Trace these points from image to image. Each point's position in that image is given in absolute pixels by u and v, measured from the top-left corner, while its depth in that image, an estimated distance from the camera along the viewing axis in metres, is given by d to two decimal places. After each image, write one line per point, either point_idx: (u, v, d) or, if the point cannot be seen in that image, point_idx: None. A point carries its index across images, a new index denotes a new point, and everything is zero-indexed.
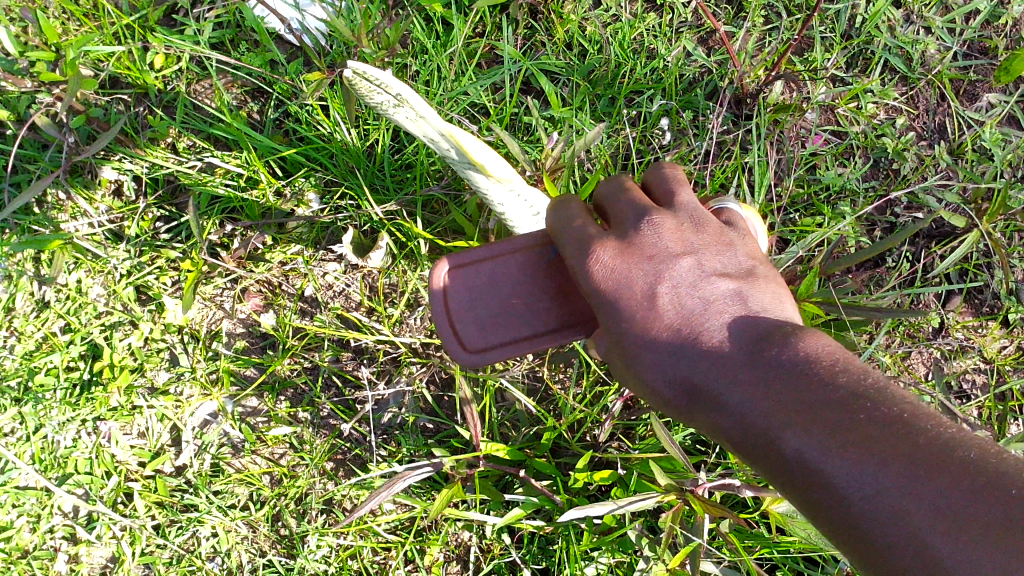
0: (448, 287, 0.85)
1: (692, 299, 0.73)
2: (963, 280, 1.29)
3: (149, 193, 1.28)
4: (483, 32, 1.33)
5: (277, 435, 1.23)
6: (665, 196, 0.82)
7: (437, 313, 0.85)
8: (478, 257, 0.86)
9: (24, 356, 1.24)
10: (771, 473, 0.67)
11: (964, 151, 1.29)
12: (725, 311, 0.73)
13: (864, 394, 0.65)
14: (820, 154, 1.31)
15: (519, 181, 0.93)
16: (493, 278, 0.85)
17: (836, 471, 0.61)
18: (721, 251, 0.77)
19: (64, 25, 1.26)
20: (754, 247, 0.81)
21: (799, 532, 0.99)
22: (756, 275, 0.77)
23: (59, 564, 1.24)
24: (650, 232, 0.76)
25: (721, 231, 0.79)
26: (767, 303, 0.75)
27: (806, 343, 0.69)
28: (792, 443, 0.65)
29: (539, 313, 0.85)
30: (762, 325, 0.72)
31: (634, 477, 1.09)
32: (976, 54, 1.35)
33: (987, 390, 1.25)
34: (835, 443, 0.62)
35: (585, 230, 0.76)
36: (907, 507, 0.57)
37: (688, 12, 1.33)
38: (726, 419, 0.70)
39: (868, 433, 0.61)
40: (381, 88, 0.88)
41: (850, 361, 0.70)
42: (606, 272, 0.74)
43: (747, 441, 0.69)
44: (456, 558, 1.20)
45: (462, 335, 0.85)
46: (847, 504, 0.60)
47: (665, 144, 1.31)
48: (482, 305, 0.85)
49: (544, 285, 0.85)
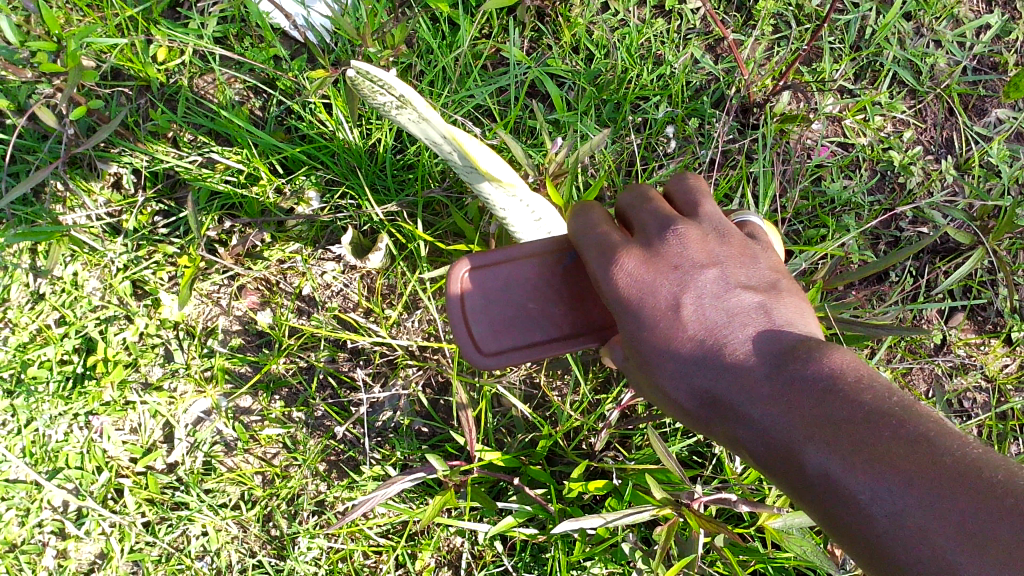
0: (466, 290, 0.83)
1: (717, 311, 0.71)
2: (966, 297, 1.27)
3: (149, 186, 1.27)
4: (490, 34, 1.32)
5: (270, 434, 1.22)
6: (687, 206, 0.81)
7: (452, 313, 0.83)
8: (495, 259, 0.84)
9: (17, 347, 1.23)
10: (790, 486, 0.67)
11: (971, 166, 1.29)
12: (749, 323, 0.71)
13: (889, 411, 0.64)
14: (825, 166, 1.30)
15: (524, 188, 0.87)
16: (510, 281, 0.83)
17: (859, 488, 0.61)
18: (745, 263, 0.75)
19: (67, 16, 1.25)
20: (776, 260, 0.79)
21: (795, 548, 0.98)
22: (779, 289, 0.75)
23: (47, 559, 1.23)
24: (675, 242, 0.74)
25: (744, 243, 0.77)
26: (791, 318, 0.73)
27: (831, 357, 0.68)
28: (815, 459, 0.64)
29: (553, 319, 0.83)
30: (787, 339, 0.70)
31: (628, 488, 1.07)
32: (985, 70, 1.34)
33: (988, 408, 1.24)
34: (860, 459, 0.62)
35: (608, 238, 0.75)
36: (931, 528, 0.57)
37: (696, 19, 1.32)
38: (746, 431, 0.69)
39: (892, 450, 0.61)
40: (384, 89, 0.82)
41: (874, 377, 0.69)
42: (630, 280, 0.71)
43: (768, 454, 0.68)
44: (446, 564, 1.18)
45: (476, 336, 0.83)
46: (869, 522, 0.60)
47: (670, 152, 1.29)
48: (497, 307, 0.83)
49: (561, 290, 0.83)
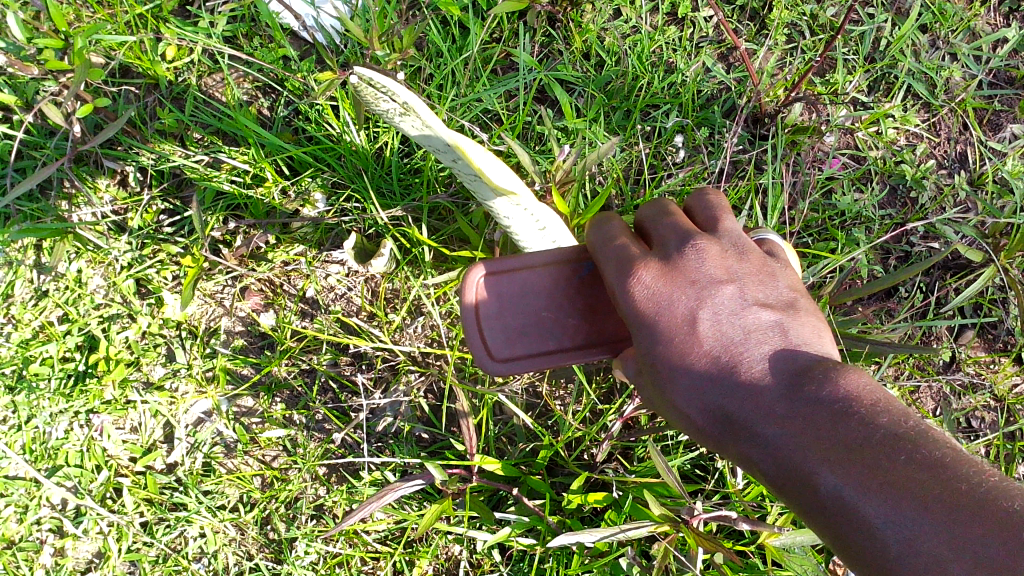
0: (481, 296, 0.81)
1: (732, 327, 0.70)
2: (977, 315, 1.25)
3: (154, 185, 1.27)
4: (500, 38, 1.31)
5: (270, 437, 1.22)
6: (707, 221, 0.80)
7: (466, 317, 0.81)
8: (512, 264, 0.82)
9: (20, 344, 1.23)
10: (803, 510, 0.66)
11: (984, 181, 1.27)
12: (765, 341, 0.70)
13: (905, 436, 0.63)
14: (836, 178, 1.28)
15: (528, 196, 0.85)
16: (525, 289, 0.82)
17: (873, 513, 0.60)
18: (763, 280, 0.74)
19: (77, 12, 1.24)
20: (796, 279, 0.77)
21: (796, 568, 0.96)
22: (797, 308, 0.73)
23: (44, 557, 1.23)
24: (693, 256, 0.73)
25: (764, 261, 0.76)
26: (809, 338, 0.72)
27: (848, 379, 0.67)
28: (828, 482, 0.63)
29: (567, 329, 0.82)
30: (803, 359, 0.69)
31: (629, 501, 1.06)
32: (1002, 84, 1.32)
33: (996, 428, 1.23)
34: (875, 483, 0.60)
35: (625, 251, 0.74)
36: (946, 554, 0.55)
37: (709, 27, 1.31)
38: (759, 451, 0.68)
39: (908, 476, 0.60)
40: (388, 95, 0.82)
41: (891, 401, 0.68)
42: (646, 293, 0.71)
43: (781, 476, 0.67)
44: (444, 571, 1.18)
45: (488, 342, 0.81)
46: (883, 548, 0.59)
47: (679, 161, 1.28)
48: (511, 315, 0.82)
49: (576, 301, 0.82)
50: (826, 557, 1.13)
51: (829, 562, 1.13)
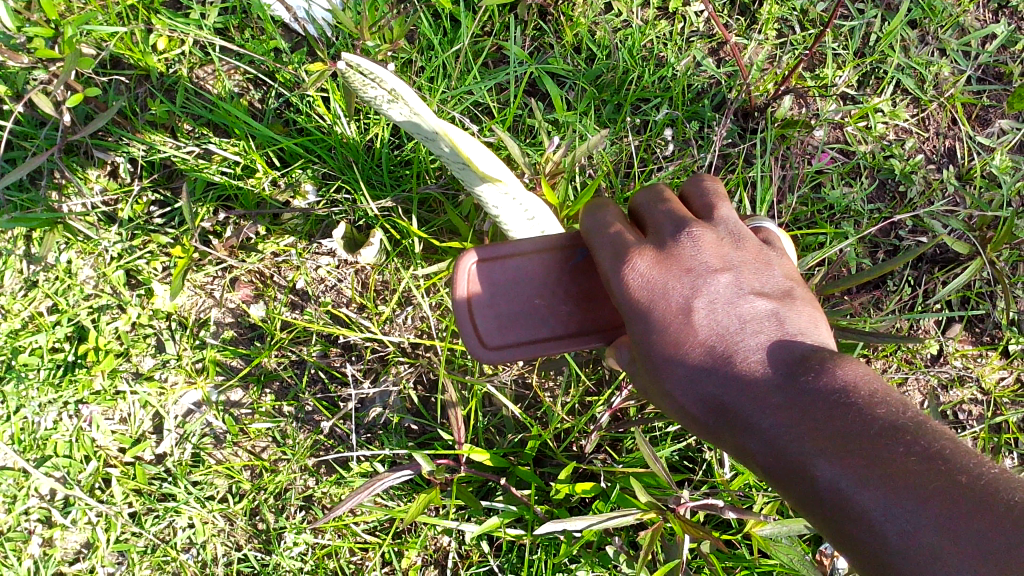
0: (473, 282, 0.82)
1: (728, 316, 0.71)
2: (964, 308, 1.26)
3: (145, 176, 1.27)
4: (491, 31, 1.31)
5: (260, 428, 1.22)
6: (703, 208, 0.80)
7: (458, 307, 0.82)
8: (504, 252, 0.83)
9: (8, 334, 1.23)
10: (800, 501, 0.66)
11: (973, 176, 1.27)
12: (761, 331, 0.71)
13: (902, 428, 0.63)
14: (825, 172, 1.29)
15: (515, 185, 0.85)
16: (518, 276, 0.82)
17: (871, 505, 0.59)
18: (759, 269, 0.74)
19: (68, 3, 1.24)
20: (792, 268, 0.78)
21: (781, 557, 0.96)
22: (793, 297, 0.74)
23: (32, 547, 1.23)
24: (688, 244, 0.73)
25: (759, 249, 0.77)
26: (805, 327, 0.72)
27: (843, 369, 0.67)
28: (825, 474, 0.63)
29: (560, 317, 0.82)
30: (799, 349, 0.69)
31: (616, 491, 1.06)
32: (990, 80, 1.33)
33: (983, 421, 1.23)
34: (871, 475, 0.60)
35: (619, 238, 0.74)
36: (944, 548, 0.55)
37: (699, 22, 1.32)
38: (755, 442, 0.68)
39: (906, 467, 0.60)
40: (375, 83, 0.82)
41: (888, 392, 0.68)
42: (641, 281, 0.71)
43: (777, 467, 0.67)
44: (433, 563, 1.18)
45: (480, 329, 0.81)
46: (880, 540, 0.59)
47: (669, 154, 1.27)
48: (503, 302, 0.82)
49: (569, 288, 0.82)
50: (812, 547, 1.14)
51: (816, 552, 1.14)
